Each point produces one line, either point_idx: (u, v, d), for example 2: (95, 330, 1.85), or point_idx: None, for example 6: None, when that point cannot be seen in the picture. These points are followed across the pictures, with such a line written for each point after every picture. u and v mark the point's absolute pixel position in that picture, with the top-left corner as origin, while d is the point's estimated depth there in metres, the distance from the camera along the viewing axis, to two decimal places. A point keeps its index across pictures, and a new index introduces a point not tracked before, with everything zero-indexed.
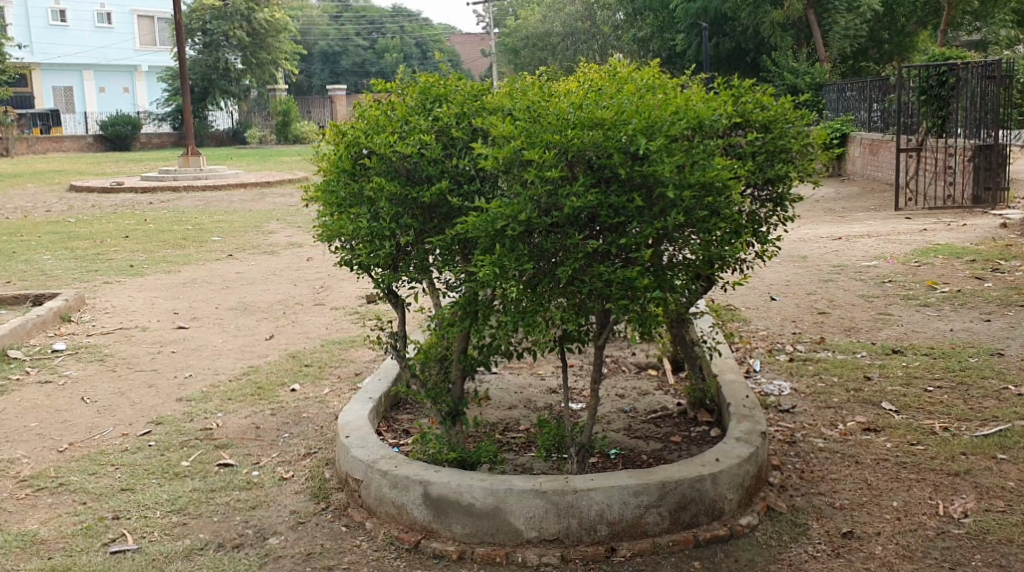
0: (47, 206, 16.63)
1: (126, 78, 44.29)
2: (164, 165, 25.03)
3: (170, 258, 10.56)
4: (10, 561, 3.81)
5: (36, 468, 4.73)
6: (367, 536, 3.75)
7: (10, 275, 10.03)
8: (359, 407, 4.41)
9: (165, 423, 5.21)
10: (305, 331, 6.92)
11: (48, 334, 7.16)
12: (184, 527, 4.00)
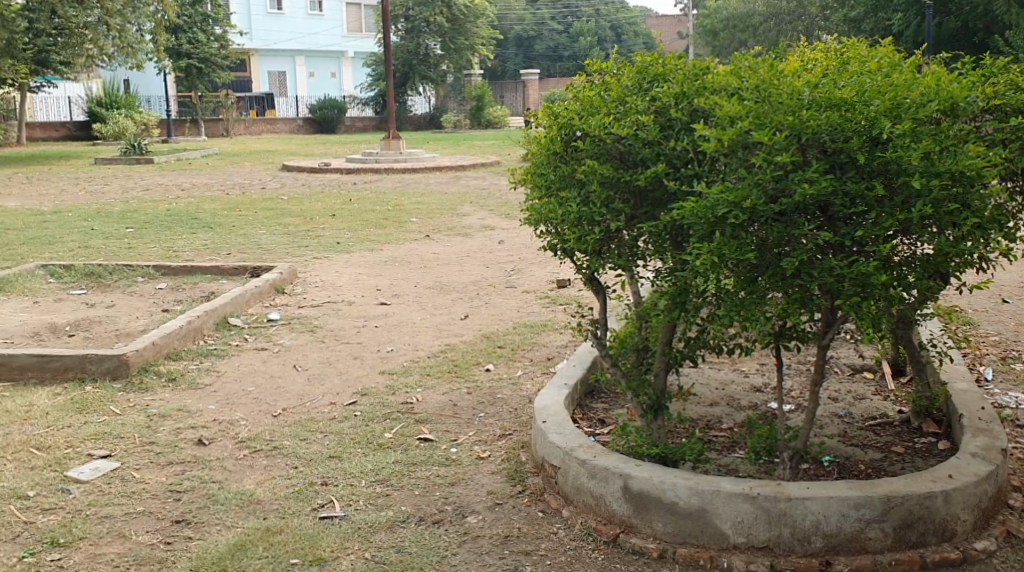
0: (261, 183, 17.53)
1: (333, 64, 46.37)
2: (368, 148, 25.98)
3: (373, 236, 10.88)
4: (229, 519, 3.97)
5: (251, 431, 4.92)
6: (563, 524, 3.67)
7: (229, 248, 10.60)
8: (555, 392, 4.33)
9: (369, 395, 5.31)
10: (500, 313, 6.93)
11: (264, 303, 7.49)
12: (387, 498, 4.04)
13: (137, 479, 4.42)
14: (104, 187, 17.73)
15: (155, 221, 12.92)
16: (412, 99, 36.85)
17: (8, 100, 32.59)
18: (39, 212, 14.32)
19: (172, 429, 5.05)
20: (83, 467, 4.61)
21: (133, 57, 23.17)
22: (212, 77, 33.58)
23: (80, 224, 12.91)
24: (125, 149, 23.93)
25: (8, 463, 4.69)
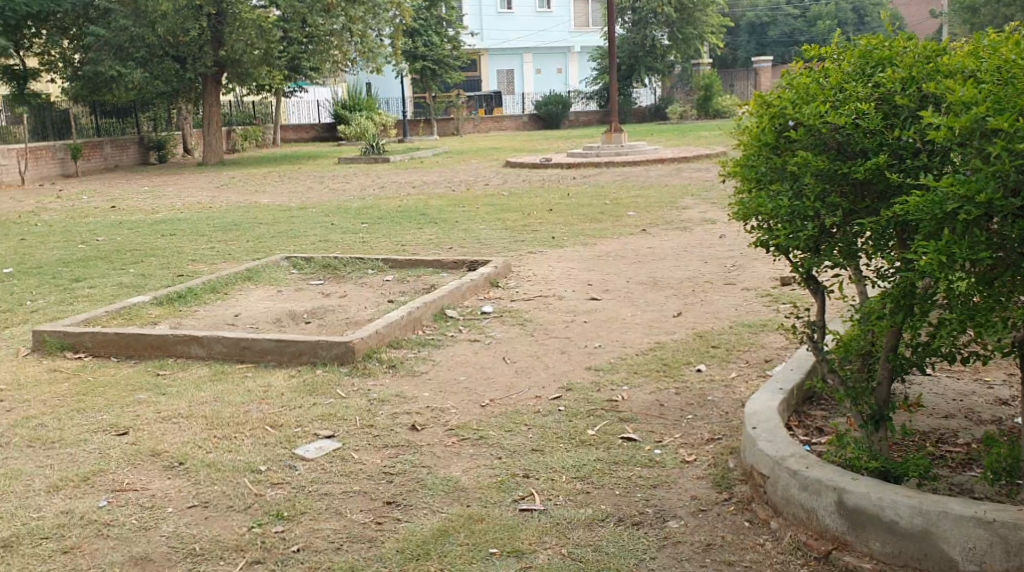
0: (487, 179, 17.88)
1: (560, 60, 46.57)
2: (592, 141, 26.03)
3: (589, 231, 10.86)
4: (434, 504, 4.01)
5: (461, 419, 4.98)
6: (771, 537, 3.52)
7: (450, 242, 10.87)
8: (767, 396, 4.13)
9: (575, 390, 5.25)
10: (714, 311, 6.71)
11: (480, 296, 7.59)
12: (587, 495, 3.97)
13: (354, 460, 4.56)
14: (344, 184, 18.65)
15: (385, 217, 13.46)
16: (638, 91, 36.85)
17: (262, 104, 34.94)
18: (285, 208, 15.24)
19: (389, 414, 5.18)
20: (309, 445, 4.81)
21: (372, 61, 24.26)
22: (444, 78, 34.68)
23: (320, 219, 13.62)
24: (364, 148, 25.05)
25: (242, 440, 4.97)
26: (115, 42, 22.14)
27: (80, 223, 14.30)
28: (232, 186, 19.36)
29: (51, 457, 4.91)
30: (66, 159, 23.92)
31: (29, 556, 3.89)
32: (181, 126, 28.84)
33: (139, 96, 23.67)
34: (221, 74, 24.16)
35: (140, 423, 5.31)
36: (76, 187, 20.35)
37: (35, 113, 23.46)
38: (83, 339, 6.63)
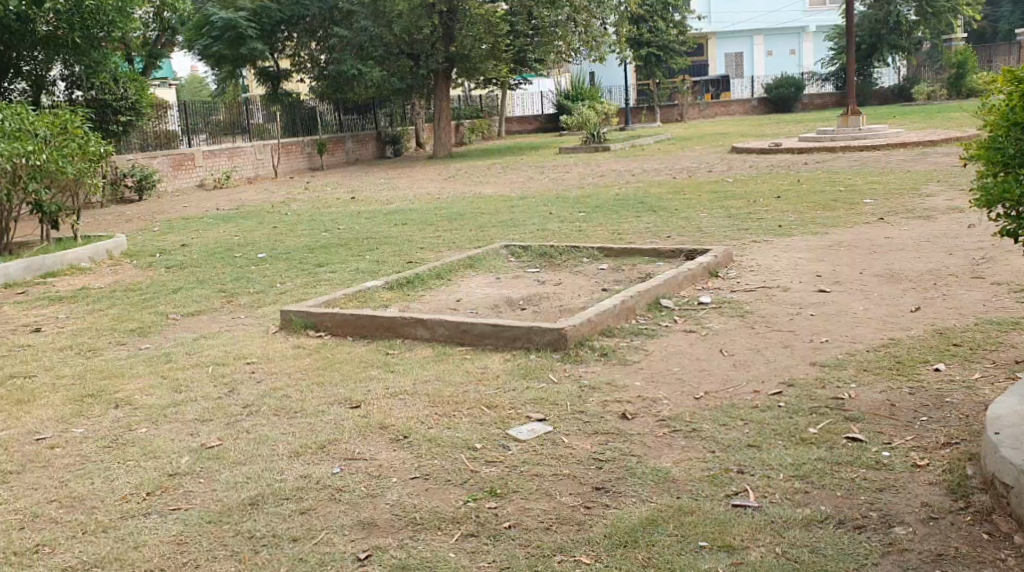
0: (710, 166, 17.51)
1: (793, 41, 46.40)
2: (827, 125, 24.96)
3: (821, 219, 10.40)
4: (644, 493, 3.94)
5: (675, 411, 4.87)
6: (1014, 552, 3.30)
7: (671, 230, 10.70)
8: (1014, 399, 3.81)
9: (797, 386, 5.03)
10: (957, 307, 6.25)
11: (696, 287, 7.43)
12: (805, 495, 3.80)
13: (567, 444, 4.54)
14: (566, 174, 18.76)
15: (605, 205, 13.43)
16: (881, 70, 35.04)
17: (490, 98, 35.75)
18: (508, 198, 15.49)
19: (602, 401, 5.14)
20: (522, 427, 4.83)
21: (597, 51, 24.28)
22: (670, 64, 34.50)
23: (541, 208, 13.76)
24: (585, 137, 25.17)
25: (462, 419, 5.07)
26: (356, 42, 23.40)
27: (321, 213, 15.11)
28: (459, 178, 19.92)
29: (292, 425, 5.20)
30: (314, 154, 25.51)
31: (269, 514, 4.11)
32: (415, 121, 29.94)
33: (377, 94, 24.83)
34: (452, 70, 24.70)
35: (369, 397, 5.53)
36: (321, 180, 21.60)
37: (286, 111, 24.96)
38: (324, 319, 6.97)
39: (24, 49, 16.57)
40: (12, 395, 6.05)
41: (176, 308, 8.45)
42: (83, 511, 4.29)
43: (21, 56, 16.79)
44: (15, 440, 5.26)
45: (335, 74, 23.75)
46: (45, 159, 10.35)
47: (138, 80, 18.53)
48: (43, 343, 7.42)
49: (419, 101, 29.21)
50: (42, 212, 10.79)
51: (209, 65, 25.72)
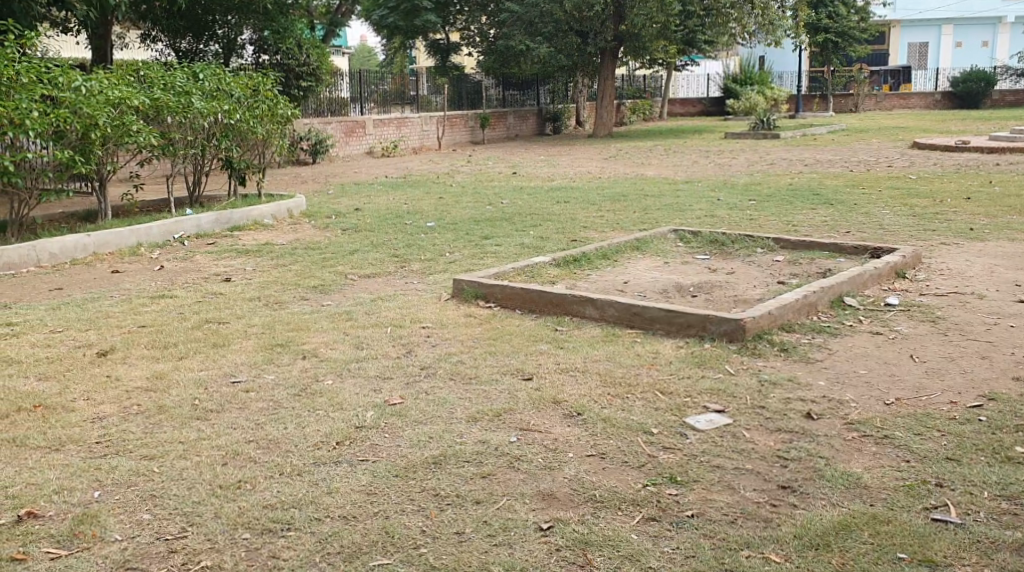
0: (891, 161, 16.75)
1: (987, 31, 43.82)
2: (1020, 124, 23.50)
3: (1016, 225, 9.80)
4: (835, 496, 3.81)
5: (863, 414, 4.68)
6: None
7: (851, 226, 10.30)
8: None
9: (998, 401, 4.77)
10: None
11: (882, 287, 7.12)
12: (1015, 517, 3.61)
13: (748, 439, 4.43)
14: (733, 160, 18.32)
15: (777, 195, 13.03)
16: None
17: (655, 78, 35.36)
18: (673, 181, 15.28)
19: (783, 398, 4.99)
20: (700, 417, 4.75)
21: (773, 35, 23.38)
22: (848, 51, 33.51)
23: (709, 194, 13.49)
24: (754, 123, 24.50)
25: (637, 401, 5.03)
26: (526, 18, 23.44)
27: (485, 186, 15.28)
28: (620, 158, 19.79)
29: (469, 391, 5.27)
30: (475, 128, 25.72)
31: (453, 475, 4.19)
32: (576, 99, 29.85)
33: (546, 69, 24.92)
34: (620, 48, 24.48)
35: (542, 371, 5.55)
36: (483, 154, 21.83)
37: (452, 85, 25.46)
38: (494, 290, 7.03)
39: (218, 14, 17.34)
40: (207, 339, 6.37)
41: (354, 269, 8.70)
42: (278, 454, 4.49)
43: (214, 19, 17.49)
44: (212, 381, 5.53)
45: (504, 48, 23.95)
46: (238, 119, 10.82)
47: (320, 47, 19.08)
48: (233, 293, 7.77)
49: (582, 79, 29.17)
50: (232, 168, 11.27)
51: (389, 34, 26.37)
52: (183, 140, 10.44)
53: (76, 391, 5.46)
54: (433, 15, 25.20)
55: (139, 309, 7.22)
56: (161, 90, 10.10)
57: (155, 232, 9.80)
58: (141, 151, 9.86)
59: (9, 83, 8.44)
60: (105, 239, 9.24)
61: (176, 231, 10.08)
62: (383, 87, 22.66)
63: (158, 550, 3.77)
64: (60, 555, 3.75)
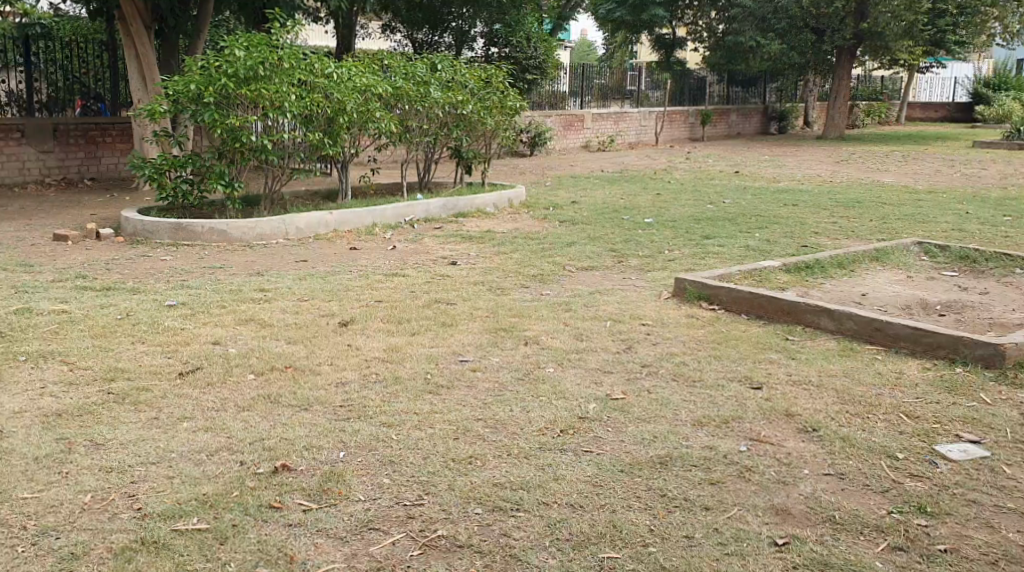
0: None
1: None
2: None
3: None
4: None
5: None
6: None
7: None
8: None
9: None
10: None
11: None
12: None
13: (1008, 476, 4.13)
14: (980, 171, 17.09)
15: None
16: None
17: (894, 80, 33.66)
18: (910, 190, 14.47)
19: None
20: (953, 446, 4.45)
21: None
22: None
23: (953, 206, 12.66)
24: (1006, 133, 22.83)
25: (879, 422, 4.77)
26: (760, 13, 22.75)
27: (706, 184, 14.98)
28: (853, 162, 18.90)
29: (694, 394, 5.17)
30: (695, 124, 25.37)
31: (681, 476, 4.15)
32: (805, 98, 28.86)
33: (777, 67, 24.19)
34: (859, 47, 23.45)
35: (773, 381, 5.37)
36: (704, 151, 21.39)
37: (675, 80, 25.17)
38: (720, 293, 6.86)
39: (455, 6, 17.63)
40: (436, 318, 6.56)
41: (575, 261, 8.73)
42: (507, 434, 4.57)
43: (452, 11, 17.87)
44: (441, 358, 5.69)
45: (733, 44, 23.41)
46: (471, 109, 11.00)
47: (548, 41, 19.32)
48: (459, 276, 7.96)
49: (815, 78, 28.09)
50: (460, 157, 11.54)
51: (614, 28, 26.33)
52: (419, 127, 10.80)
53: (321, 355, 5.77)
54: (661, 9, 24.62)
55: (374, 285, 7.52)
56: (404, 78, 10.45)
57: (389, 214, 10.19)
58: (382, 136, 10.25)
59: (271, 68, 8.95)
60: (345, 217, 9.70)
61: (408, 214, 10.44)
62: (602, 81, 22.49)
63: (398, 515, 3.95)
64: (310, 507, 4.05)
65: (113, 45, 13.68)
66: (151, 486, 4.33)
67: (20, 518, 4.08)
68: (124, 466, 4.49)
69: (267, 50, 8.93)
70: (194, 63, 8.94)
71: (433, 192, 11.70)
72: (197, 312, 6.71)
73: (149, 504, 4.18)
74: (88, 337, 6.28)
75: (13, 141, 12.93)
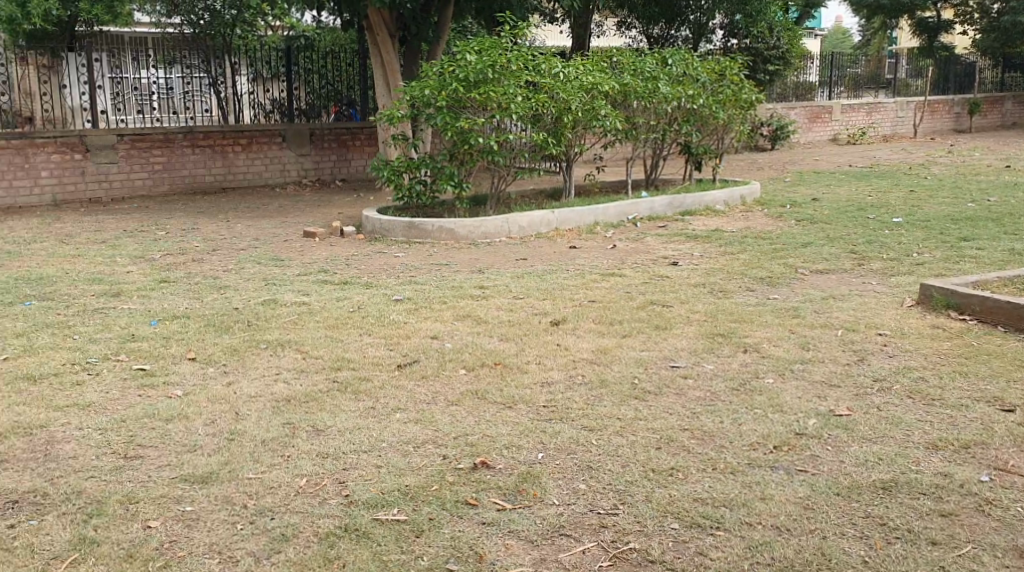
0: None
1: None
2: None
3: None
4: None
5: None
6: None
7: None
8: None
9: None
10: None
11: None
12: None
13: None
14: None
15: None
16: None
17: None
18: None
19: None
20: None
21: None
22: None
23: None
24: None
25: None
26: None
27: (969, 180, 13.85)
28: None
29: (930, 414, 4.71)
30: (961, 115, 23.65)
31: (906, 505, 3.79)
32: None
33: None
34: None
35: None
36: (970, 143, 19.85)
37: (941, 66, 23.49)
38: (972, 302, 6.26)
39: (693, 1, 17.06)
40: (651, 320, 6.37)
41: (808, 263, 8.26)
42: (713, 447, 4.34)
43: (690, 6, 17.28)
44: (652, 362, 5.51)
45: None
46: (702, 104, 10.70)
47: (791, 30, 18.77)
48: (681, 277, 7.71)
49: None
50: (690, 154, 11.26)
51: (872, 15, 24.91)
52: (647, 124, 10.60)
53: (530, 353, 5.73)
54: None
55: (592, 285, 7.42)
56: (632, 75, 10.30)
57: (611, 213, 10.06)
58: (608, 134, 10.13)
59: (500, 71, 9.05)
60: (567, 216, 9.67)
61: (631, 212, 10.26)
62: (858, 71, 21.36)
63: (591, 523, 3.84)
64: (505, 506, 4.00)
65: (366, 52, 14.26)
66: (360, 474, 4.41)
67: (242, 497, 4.27)
68: (339, 453, 4.61)
69: (497, 53, 9.05)
70: (430, 68, 9.18)
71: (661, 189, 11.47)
72: (421, 307, 6.85)
73: (356, 492, 4.26)
74: (322, 328, 6.55)
75: (277, 145, 13.88)
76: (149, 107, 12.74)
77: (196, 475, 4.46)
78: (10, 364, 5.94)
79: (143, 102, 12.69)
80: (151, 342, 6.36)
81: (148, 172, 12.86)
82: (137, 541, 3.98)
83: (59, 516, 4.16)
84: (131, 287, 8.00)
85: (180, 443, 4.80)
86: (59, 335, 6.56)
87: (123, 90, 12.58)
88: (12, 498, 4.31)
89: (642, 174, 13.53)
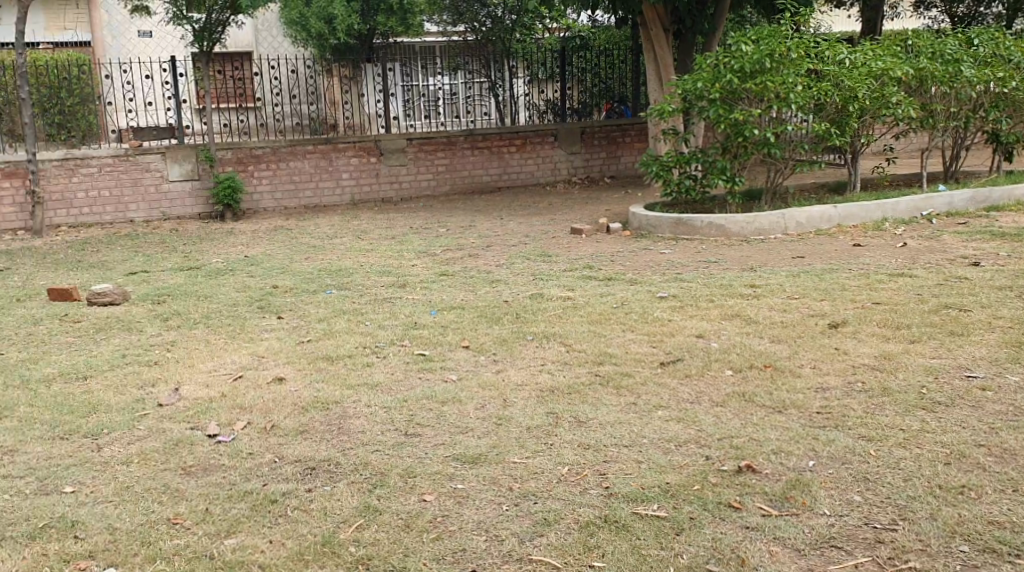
0: None
1: None
2: None
3: None
4: None
5: None
6: None
7: None
8: None
9: None
10: None
11: None
12: None
13: None
14: None
15: None
16: None
17: None
18: None
19: None
20: None
21: None
22: None
23: None
24: None
25: None
26: None
27: None
28: None
29: None
30: None
31: None
32: None
33: None
34: None
35: None
36: None
37: None
38: None
39: None
40: (945, 325, 5.82)
41: None
42: (1013, 467, 3.98)
43: None
44: (944, 371, 5.02)
45: None
46: (1013, 86, 9.71)
47: None
48: (980, 279, 7.02)
49: None
50: (998, 142, 10.28)
51: None
52: (945, 111, 9.75)
53: (805, 356, 5.40)
54: None
55: (876, 285, 6.91)
56: (929, 59, 9.51)
57: (902, 208, 9.36)
58: (899, 123, 9.41)
59: (779, 60, 8.65)
60: (850, 211, 9.10)
61: (925, 207, 9.48)
62: None
63: (865, 537, 3.66)
64: (771, 513, 3.85)
65: (639, 49, 14.29)
66: (620, 467, 4.36)
67: (509, 479, 4.35)
68: (601, 445, 4.56)
69: (777, 41, 8.67)
70: (704, 61, 8.98)
71: (960, 182, 10.55)
72: (686, 305, 6.64)
73: (617, 484, 4.22)
74: (589, 322, 6.49)
75: (549, 145, 14.04)
76: (436, 112, 13.47)
77: (468, 456, 4.57)
78: (312, 345, 6.31)
79: (431, 107, 13.42)
80: (432, 329, 6.55)
81: (431, 174, 13.41)
82: (414, 512, 4.15)
83: (349, 484, 4.39)
84: (415, 280, 8.32)
85: (453, 426, 4.90)
86: (350, 321, 6.90)
87: (412, 96, 13.42)
88: (307, 465, 4.59)
89: (938, 169, 12.51)
